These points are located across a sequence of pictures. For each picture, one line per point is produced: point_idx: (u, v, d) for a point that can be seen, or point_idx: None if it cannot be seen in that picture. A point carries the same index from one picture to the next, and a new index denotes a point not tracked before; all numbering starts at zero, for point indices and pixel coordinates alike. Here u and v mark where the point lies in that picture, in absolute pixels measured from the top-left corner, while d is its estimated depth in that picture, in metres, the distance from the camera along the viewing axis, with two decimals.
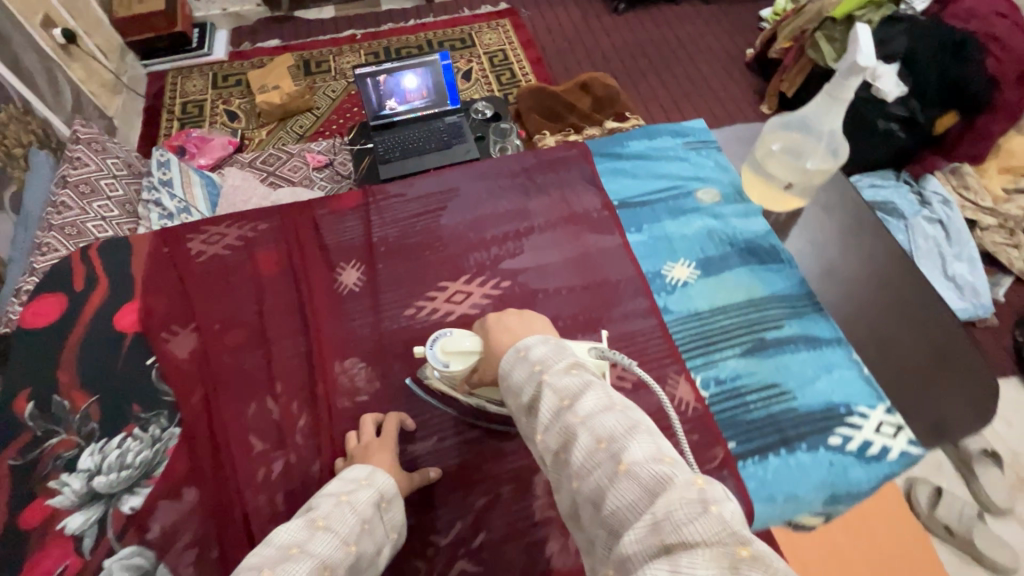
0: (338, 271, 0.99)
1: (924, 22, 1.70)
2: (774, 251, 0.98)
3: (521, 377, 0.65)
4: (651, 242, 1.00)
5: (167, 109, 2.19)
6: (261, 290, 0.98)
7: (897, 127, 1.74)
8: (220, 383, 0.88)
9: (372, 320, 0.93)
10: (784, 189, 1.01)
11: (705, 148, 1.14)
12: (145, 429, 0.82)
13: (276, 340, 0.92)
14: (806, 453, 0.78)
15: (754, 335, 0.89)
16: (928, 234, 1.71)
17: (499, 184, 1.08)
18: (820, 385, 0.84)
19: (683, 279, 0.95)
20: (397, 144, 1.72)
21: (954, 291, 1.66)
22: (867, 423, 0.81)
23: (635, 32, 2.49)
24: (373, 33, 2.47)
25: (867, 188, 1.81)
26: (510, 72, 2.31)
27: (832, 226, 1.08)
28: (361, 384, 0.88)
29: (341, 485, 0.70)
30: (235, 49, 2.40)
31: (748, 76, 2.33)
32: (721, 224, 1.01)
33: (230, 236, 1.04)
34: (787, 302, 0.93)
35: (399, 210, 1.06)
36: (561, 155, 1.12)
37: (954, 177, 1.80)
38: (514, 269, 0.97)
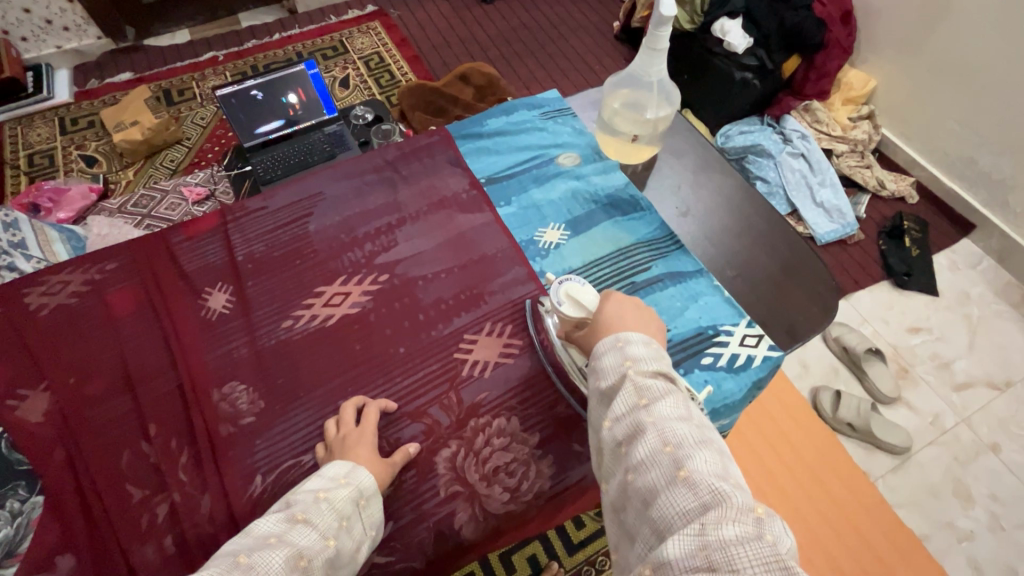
0: (204, 296, 0.96)
1: None
2: (633, 201, 1.05)
3: (613, 364, 0.70)
4: (522, 212, 1.05)
5: (10, 163, 1.96)
6: (118, 332, 0.92)
7: (752, 76, 1.89)
8: (87, 437, 0.83)
9: (250, 339, 0.91)
10: (632, 140, 1.12)
11: (562, 115, 1.19)
12: (1, 505, 0.77)
13: (142, 382, 0.88)
14: (684, 378, 0.84)
15: (626, 281, 0.95)
16: (794, 167, 1.88)
17: (366, 181, 1.09)
18: (689, 313, 0.91)
19: (555, 242, 1.01)
20: (278, 163, 1.65)
21: (823, 216, 1.85)
22: (732, 338, 0.89)
23: (506, 18, 2.54)
24: (236, 52, 2.34)
25: (737, 135, 1.97)
26: (388, 74, 2.28)
27: (685, 166, 1.15)
28: (243, 407, 0.85)
29: (322, 481, 0.72)
30: (81, 88, 2.19)
31: (618, 47, 2.44)
32: (584, 184, 1.08)
33: (74, 282, 0.97)
34: (652, 245, 1.00)
35: (262, 224, 1.03)
36: (425, 143, 1.14)
37: (807, 114, 1.98)
38: (391, 261, 0.99)
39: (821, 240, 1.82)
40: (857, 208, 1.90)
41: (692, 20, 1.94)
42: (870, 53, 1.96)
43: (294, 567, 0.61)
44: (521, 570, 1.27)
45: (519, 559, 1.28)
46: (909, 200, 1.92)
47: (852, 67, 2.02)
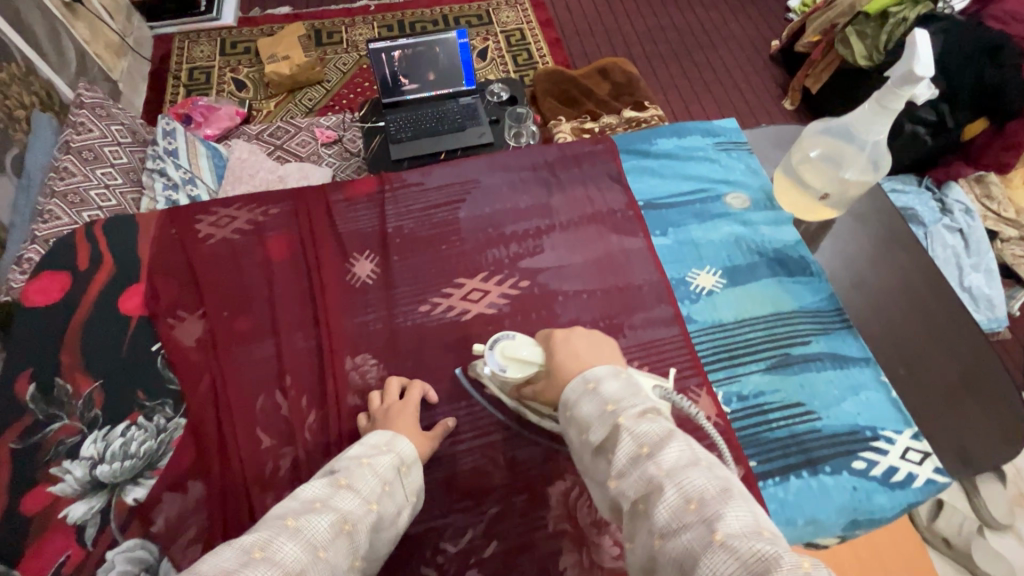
0: (351, 262, 1.01)
1: (960, 21, 1.64)
2: (803, 262, 0.98)
3: (594, 411, 0.64)
4: (677, 247, 1.00)
5: (173, 74, 2.13)
6: (271, 278, 0.99)
7: (925, 131, 1.70)
8: (230, 373, 0.90)
9: (386, 316, 0.95)
10: (819, 200, 1.00)
11: (737, 149, 1.13)
12: (150, 418, 0.86)
13: (285, 331, 0.94)
14: (829, 477, 0.80)
15: (780, 351, 0.90)
16: (948, 244, 1.67)
17: (521, 177, 1.09)
18: (846, 407, 0.85)
19: (708, 287, 0.96)
20: (409, 124, 1.67)
21: (969, 302, 1.64)
22: (892, 447, 0.82)
23: (658, 17, 2.42)
24: (387, 4, 2.39)
25: (888, 193, 1.78)
26: (526, 53, 2.25)
27: (866, 238, 1.05)
28: (372, 381, 0.90)
29: (363, 449, 0.73)
30: (244, 15, 2.33)
31: (771, 68, 2.27)
32: (751, 232, 1.02)
33: (239, 219, 1.06)
34: (814, 317, 0.93)
35: (415, 201, 1.07)
36: (587, 150, 1.13)
37: (977, 185, 1.75)
38: (534, 268, 0.98)
39: None
40: (1010, 302, 1.68)
41: (870, 57, 1.79)
42: None
43: (340, 529, 0.60)
44: None
45: None
46: None
47: None
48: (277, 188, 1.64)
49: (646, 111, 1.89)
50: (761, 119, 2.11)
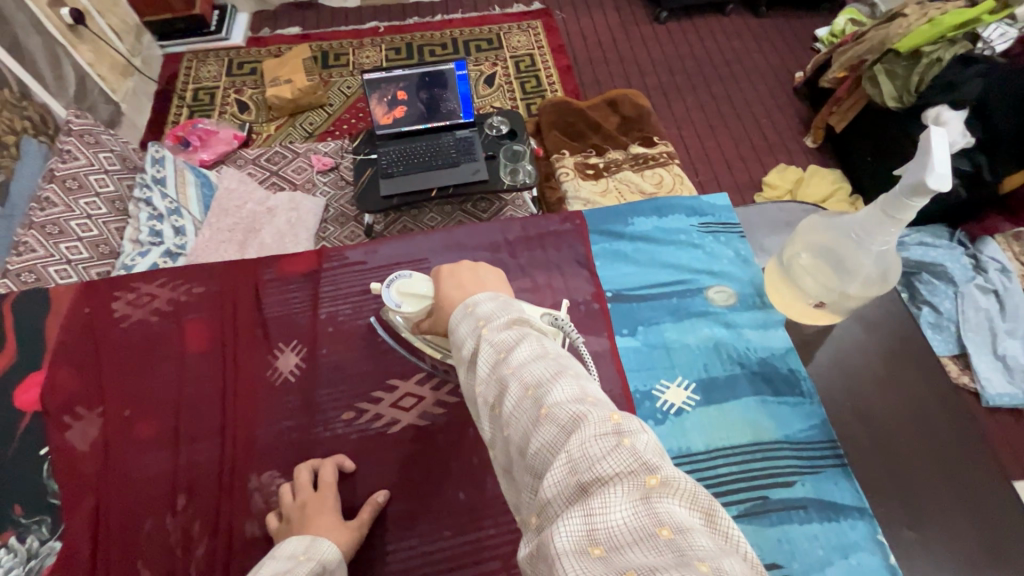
0: (274, 353, 0.87)
1: (1004, 63, 1.48)
2: (792, 379, 0.85)
3: (466, 333, 0.60)
4: (646, 351, 0.88)
5: (178, 94, 2.12)
6: (183, 371, 0.86)
7: (959, 183, 1.55)
8: (116, 489, 0.76)
9: (304, 424, 0.81)
10: (814, 305, 0.88)
11: (726, 233, 1.02)
12: (22, 539, 0.73)
13: (187, 438, 0.80)
14: None
15: (757, 494, 0.76)
16: (980, 306, 1.53)
17: (477, 257, 0.96)
18: (831, 573, 0.70)
19: (678, 404, 0.83)
20: (401, 158, 1.61)
21: (1002, 372, 1.50)
22: None
23: (676, 44, 2.32)
24: (397, 26, 2.35)
25: (915, 245, 1.63)
26: (535, 80, 2.17)
27: (873, 348, 0.93)
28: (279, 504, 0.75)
29: (277, 564, 0.60)
30: (254, 35, 2.32)
31: (794, 102, 2.14)
32: (732, 336, 0.90)
33: (161, 298, 0.93)
34: (800, 451, 0.80)
35: (356, 283, 0.94)
36: (556, 229, 1.00)
37: (1015, 243, 1.60)
38: None
39: (988, 401, 1.49)
40: None
41: (900, 99, 1.65)
42: None
43: None
44: None
45: None
46: None
47: None
48: (264, 220, 1.59)
49: (655, 148, 1.80)
50: (780, 157, 1.98)
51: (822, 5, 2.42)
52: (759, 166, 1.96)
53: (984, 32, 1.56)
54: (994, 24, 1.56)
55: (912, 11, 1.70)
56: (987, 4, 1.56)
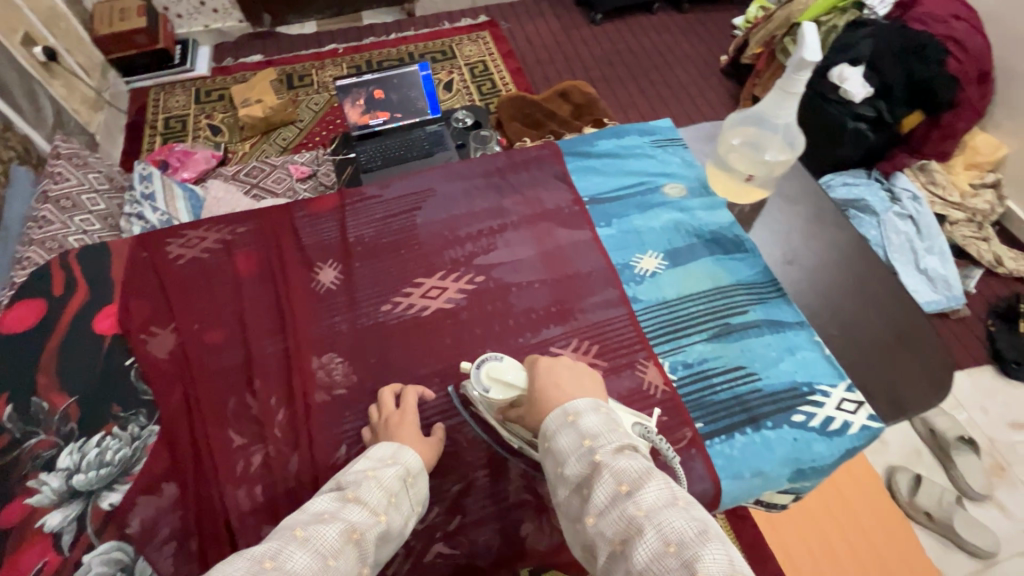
0: (315, 270, 0.99)
1: (885, 24, 1.76)
2: (738, 241, 0.99)
3: (571, 447, 0.64)
4: (621, 235, 1.00)
5: (150, 124, 2.20)
6: (241, 291, 0.98)
7: (866, 127, 1.78)
8: (201, 383, 0.89)
9: (351, 318, 0.93)
10: (745, 181, 1.06)
11: (672, 145, 1.14)
12: (125, 427, 0.83)
13: (255, 338, 0.93)
14: (771, 431, 0.80)
15: (720, 321, 0.90)
16: (899, 230, 1.76)
17: (474, 184, 1.08)
18: (784, 366, 0.85)
19: (652, 270, 0.96)
20: (378, 154, 1.74)
21: (926, 284, 1.72)
22: (828, 399, 0.83)
23: (613, 41, 2.56)
24: (355, 46, 2.51)
25: (840, 186, 1.87)
26: (491, 82, 2.36)
27: (797, 214, 1.10)
28: (338, 378, 0.88)
29: (369, 462, 0.70)
30: (218, 65, 2.43)
31: (722, 81, 2.40)
32: (688, 217, 1.02)
33: (208, 239, 1.04)
34: (752, 290, 0.94)
35: (376, 211, 1.05)
36: (535, 155, 1.13)
37: (921, 174, 1.84)
38: (488, 264, 0.98)
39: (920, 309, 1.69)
40: (966, 280, 1.75)
41: None
42: (1007, 119, 1.79)
43: (348, 539, 0.58)
44: None
45: None
46: None
47: (982, 131, 1.87)
48: None
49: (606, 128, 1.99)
50: None
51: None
52: None
53: (867, 1, 1.84)
54: None
55: None
56: None
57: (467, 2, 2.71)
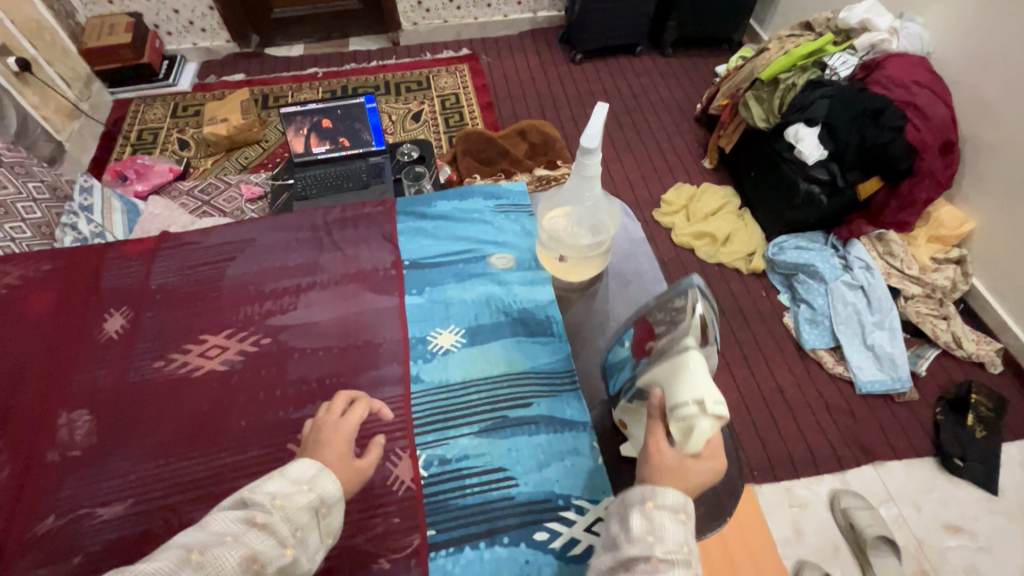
0: (104, 317, 0.94)
1: (845, 86, 1.68)
2: (545, 323, 0.92)
3: (676, 538, 0.58)
4: (428, 305, 0.94)
5: (123, 134, 2.27)
6: (21, 331, 0.93)
7: (820, 190, 1.73)
8: None
9: (117, 371, 0.87)
10: (558, 258, 0.95)
11: (517, 212, 1.10)
12: None
13: (14, 385, 0.87)
14: (505, 548, 0.72)
15: (497, 413, 0.83)
16: (847, 301, 1.66)
17: (298, 238, 1.04)
18: (546, 473, 0.78)
19: (446, 347, 0.90)
20: (317, 182, 1.75)
21: (873, 362, 1.61)
22: (581, 517, 0.74)
23: (590, 82, 2.55)
24: (335, 71, 2.56)
25: (791, 249, 1.80)
26: (458, 115, 2.36)
27: (626, 299, 0.98)
28: (78, 438, 0.81)
29: (283, 484, 0.62)
30: (200, 81, 2.51)
31: (694, 129, 2.35)
32: (503, 291, 0.96)
33: (13, 274, 1.00)
34: (544, 379, 0.87)
35: (188, 258, 1.01)
36: (369, 211, 1.09)
37: (879, 243, 1.74)
38: (280, 325, 0.91)
39: (861, 389, 1.58)
40: (918, 361, 1.63)
41: (768, 119, 1.86)
42: (973, 193, 1.69)
43: (245, 570, 0.54)
44: None
45: None
46: (991, 369, 1.62)
47: (949, 203, 1.76)
48: None
49: (557, 170, 1.99)
50: (678, 176, 2.16)
51: (722, 47, 2.69)
52: (658, 184, 2.13)
53: (829, 61, 1.76)
54: (838, 53, 1.78)
55: (773, 45, 1.92)
56: (827, 37, 1.80)
57: (452, 35, 2.75)
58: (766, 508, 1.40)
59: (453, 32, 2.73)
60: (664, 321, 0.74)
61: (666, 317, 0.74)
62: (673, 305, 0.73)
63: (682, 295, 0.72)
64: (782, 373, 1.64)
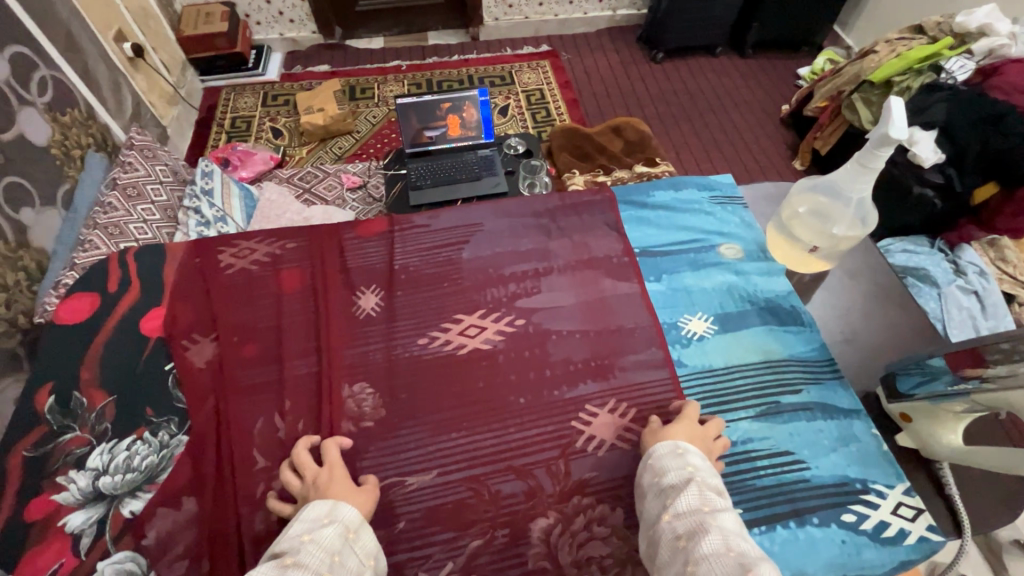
0: (358, 296, 1.04)
1: (966, 90, 1.66)
2: (795, 312, 1.01)
3: (676, 466, 0.75)
4: (671, 293, 1.04)
5: (217, 122, 2.31)
6: (282, 306, 1.03)
7: (933, 194, 1.71)
8: (234, 395, 0.92)
9: (386, 347, 0.97)
10: (808, 251, 1.02)
11: (731, 204, 1.19)
12: (155, 433, 0.87)
13: (290, 358, 0.96)
14: (817, 528, 0.79)
15: (769, 398, 0.92)
16: (963, 305, 1.63)
17: (523, 224, 1.14)
18: (835, 457, 0.86)
19: (699, 333, 1.00)
20: (429, 173, 1.77)
21: None
22: (883, 501, 0.82)
23: (672, 81, 2.56)
24: (418, 64, 2.57)
25: (898, 252, 1.78)
26: (545, 111, 2.38)
27: (859, 293, 1.05)
28: (367, 410, 0.90)
29: (304, 525, 0.68)
30: (287, 72, 2.53)
31: (781, 130, 2.35)
32: (742, 281, 1.06)
33: (259, 251, 1.10)
34: (805, 366, 0.96)
35: (422, 239, 1.12)
36: (587, 199, 1.19)
37: (991, 249, 1.73)
38: (529, 308, 1.02)
39: None
40: None
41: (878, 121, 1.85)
42: None
43: None
44: None
45: None
46: None
47: None
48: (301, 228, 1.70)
49: (657, 168, 1.93)
50: (770, 176, 2.17)
51: (802, 49, 2.68)
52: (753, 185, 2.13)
53: (946, 64, 1.74)
54: (954, 57, 1.75)
55: (881, 48, 1.91)
56: (944, 41, 1.76)
57: (531, 31, 2.76)
58: None
59: (532, 28, 2.74)
60: (1007, 352, 0.70)
61: (1012, 348, 0.69)
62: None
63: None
64: None
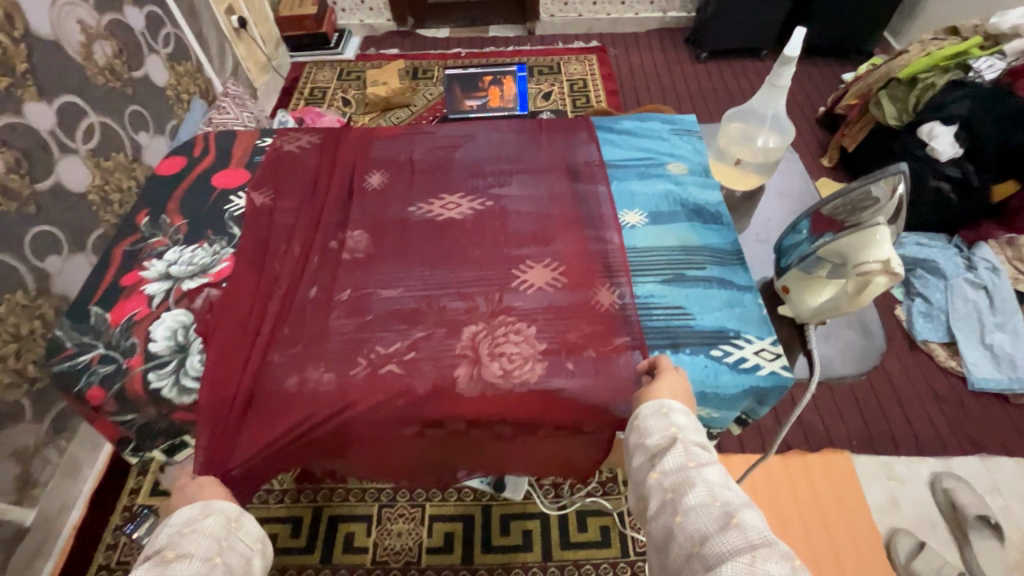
0: (369, 174, 1.25)
1: (989, 87, 1.67)
2: (715, 214, 1.12)
3: (660, 426, 0.79)
4: (614, 193, 1.19)
5: (299, 90, 2.67)
6: (309, 174, 1.26)
7: (949, 188, 1.73)
8: (259, 226, 1.15)
9: (382, 208, 1.18)
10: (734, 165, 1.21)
11: (688, 135, 1.31)
12: (213, 243, 1.13)
13: (307, 207, 1.18)
14: (688, 355, 0.93)
15: (676, 270, 1.05)
16: (969, 298, 1.66)
17: (513, 139, 1.33)
18: (720, 314, 0.98)
19: (632, 223, 1.13)
20: None
21: (989, 360, 1.60)
22: (750, 346, 0.94)
23: (712, 79, 2.67)
24: (476, 52, 2.83)
25: (911, 244, 1.79)
26: (585, 98, 2.56)
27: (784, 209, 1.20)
28: (359, 246, 1.11)
29: (181, 522, 0.76)
30: (361, 53, 2.88)
31: (814, 129, 2.40)
32: (679, 189, 1.18)
33: (302, 139, 1.35)
34: (716, 253, 1.07)
35: (427, 141, 1.33)
36: (569, 125, 1.37)
37: (1009, 248, 1.71)
38: (499, 194, 1.20)
39: (974, 384, 1.58)
40: None
41: (900, 117, 1.89)
42: None
43: None
44: (513, 537, 1.37)
45: (516, 526, 1.38)
46: None
47: None
48: None
49: None
50: None
51: (851, 56, 2.70)
52: None
53: (975, 63, 1.75)
54: (984, 57, 1.76)
55: (914, 47, 1.95)
56: (975, 40, 1.79)
57: (584, 28, 2.96)
58: (861, 476, 1.45)
59: (585, 25, 2.94)
60: (846, 210, 0.88)
61: (848, 205, 0.88)
62: (861, 194, 0.86)
63: (873, 184, 0.85)
64: (889, 360, 1.65)
